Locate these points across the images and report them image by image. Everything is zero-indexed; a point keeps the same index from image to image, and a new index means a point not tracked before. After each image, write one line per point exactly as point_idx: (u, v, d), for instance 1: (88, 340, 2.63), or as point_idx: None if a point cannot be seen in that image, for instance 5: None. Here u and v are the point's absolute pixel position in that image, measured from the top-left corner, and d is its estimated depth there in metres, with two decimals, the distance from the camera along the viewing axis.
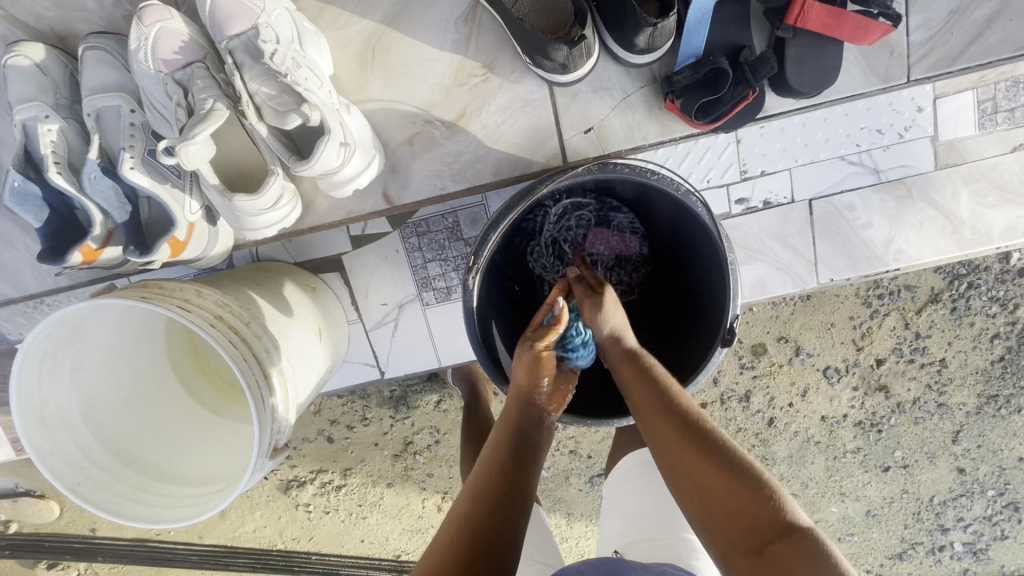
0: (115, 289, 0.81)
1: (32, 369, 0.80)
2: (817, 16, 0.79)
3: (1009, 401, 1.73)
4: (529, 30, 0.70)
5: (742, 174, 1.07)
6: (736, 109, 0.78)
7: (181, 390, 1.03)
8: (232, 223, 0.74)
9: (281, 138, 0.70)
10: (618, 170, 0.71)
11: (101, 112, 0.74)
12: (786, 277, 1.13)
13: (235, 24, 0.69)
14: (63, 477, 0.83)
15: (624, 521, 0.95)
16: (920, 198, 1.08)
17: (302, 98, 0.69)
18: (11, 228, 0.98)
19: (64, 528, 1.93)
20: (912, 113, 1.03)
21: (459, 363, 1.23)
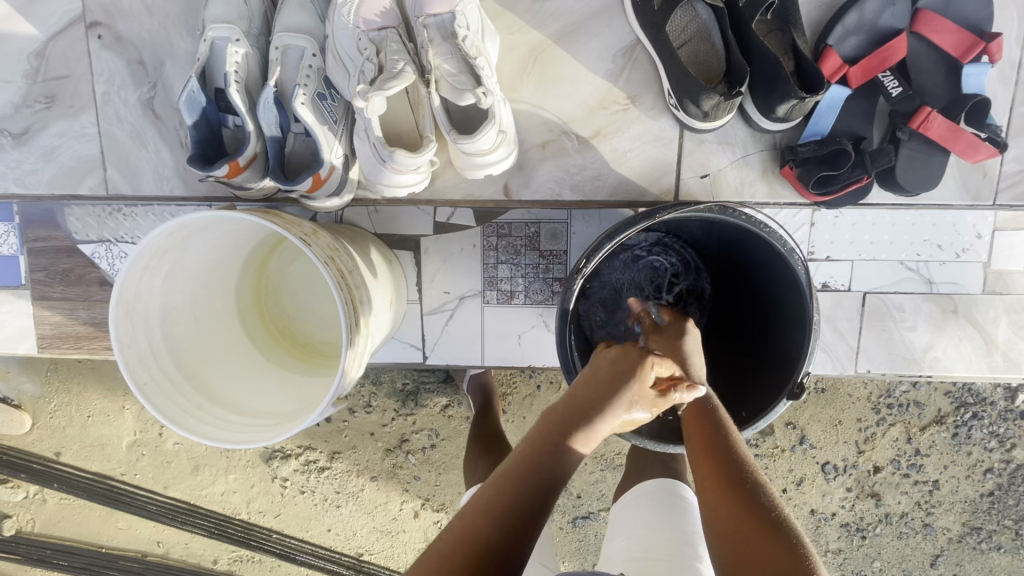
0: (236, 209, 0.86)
1: (140, 263, 0.83)
2: (936, 126, 0.91)
3: (990, 536, 1.78)
4: (690, 77, 0.80)
5: (809, 254, 1.15)
6: (850, 188, 0.87)
7: (239, 323, 1.05)
8: (370, 174, 0.81)
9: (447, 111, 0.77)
10: (735, 216, 0.78)
11: (287, 49, 0.81)
12: (827, 358, 1.19)
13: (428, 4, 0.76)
14: (136, 373, 0.84)
15: (631, 540, 0.94)
16: (963, 315, 1.16)
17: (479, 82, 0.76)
18: (148, 130, 1.03)
19: (30, 445, 1.87)
20: (972, 238, 1.13)
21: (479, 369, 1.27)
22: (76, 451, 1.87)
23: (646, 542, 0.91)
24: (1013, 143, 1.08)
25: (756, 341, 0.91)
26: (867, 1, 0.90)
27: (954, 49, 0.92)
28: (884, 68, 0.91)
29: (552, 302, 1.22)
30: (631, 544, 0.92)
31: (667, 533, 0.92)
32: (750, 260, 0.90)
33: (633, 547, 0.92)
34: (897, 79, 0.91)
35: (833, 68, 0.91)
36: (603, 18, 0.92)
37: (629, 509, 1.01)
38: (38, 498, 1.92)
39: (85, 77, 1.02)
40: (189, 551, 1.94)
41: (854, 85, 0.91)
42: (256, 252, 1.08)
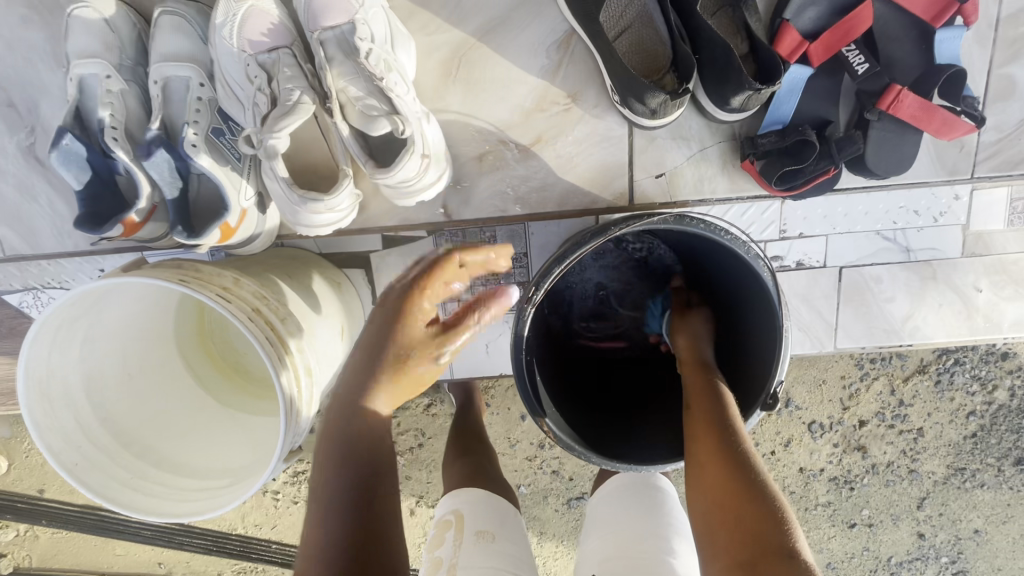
0: (143, 265, 0.77)
1: (45, 339, 0.75)
2: (908, 106, 0.82)
3: (974, 475, 1.81)
4: (628, 73, 0.71)
5: (782, 233, 1.09)
6: (815, 182, 0.79)
7: (183, 370, 0.98)
8: (287, 216, 0.72)
9: (359, 138, 0.68)
10: (693, 225, 0.70)
11: (168, 81, 0.70)
12: (805, 338, 1.15)
13: (323, 16, 0.68)
14: (64, 455, 0.78)
15: (603, 539, 0.90)
16: (942, 281, 1.11)
17: (392, 104, 0.67)
18: (39, 180, 0.92)
19: (10, 486, 1.83)
20: (949, 201, 1.07)
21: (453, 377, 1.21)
22: (60, 487, 1.84)
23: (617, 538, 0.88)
24: (991, 101, 1.00)
25: (730, 345, 0.85)
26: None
27: (924, 13, 0.83)
28: (847, 42, 0.81)
29: (517, 307, 1.15)
30: (605, 543, 0.89)
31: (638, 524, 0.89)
32: (718, 260, 0.84)
33: (605, 546, 0.88)
34: (863, 54, 0.83)
35: (792, 45, 0.81)
36: (532, 8, 0.82)
37: (604, 506, 0.97)
38: (29, 535, 1.90)
39: None
40: (191, 569, 1.94)
41: (817, 63, 0.82)
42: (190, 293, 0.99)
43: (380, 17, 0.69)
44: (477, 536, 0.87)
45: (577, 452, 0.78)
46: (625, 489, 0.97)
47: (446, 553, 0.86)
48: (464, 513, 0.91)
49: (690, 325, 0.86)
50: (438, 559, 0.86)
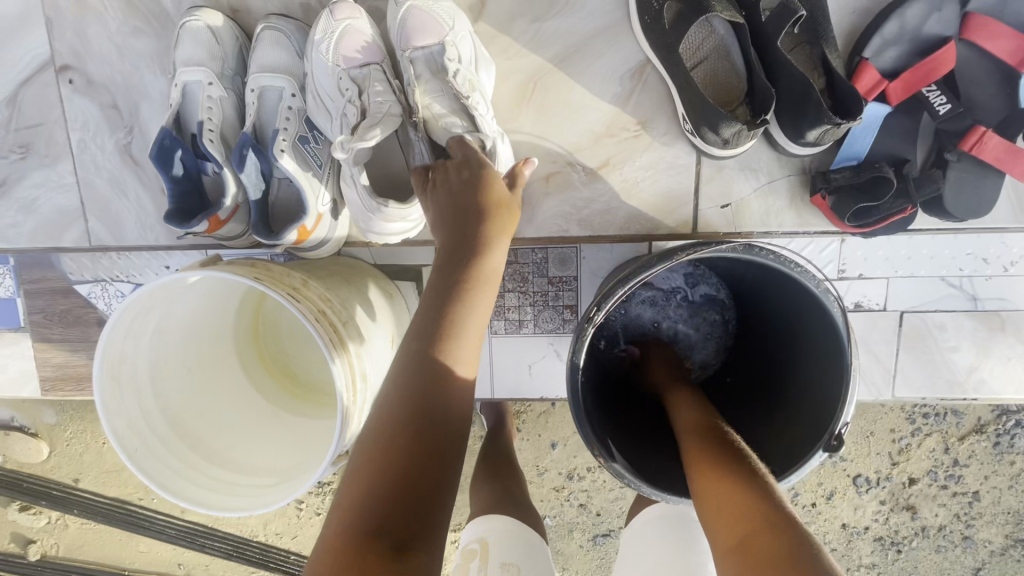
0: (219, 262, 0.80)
1: (123, 326, 0.78)
2: (992, 148, 0.82)
3: None
4: (706, 102, 0.72)
5: (840, 272, 1.07)
6: (895, 218, 0.77)
7: (238, 368, 1.00)
8: (359, 222, 0.74)
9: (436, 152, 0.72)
10: (762, 256, 0.70)
11: (264, 91, 0.75)
12: (862, 382, 1.11)
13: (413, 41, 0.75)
14: (127, 441, 0.80)
15: None
16: (1011, 333, 1.07)
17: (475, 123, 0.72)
18: (130, 177, 0.98)
19: (48, 473, 1.88)
20: (1022, 250, 1.03)
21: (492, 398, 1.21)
22: (94, 478, 1.88)
23: None
24: None
25: (787, 381, 0.83)
26: (909, 9, 0.82)
27: (1009, 57, 0.83)
28: (928, 83, 0.82)
29: (562, 330, 1.15)
30: None
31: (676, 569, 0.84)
32: (779, 293, 0.83)
33: None
34: (945, 95, 0.82)
35: (870, 83, 0.82)
36: (610, 37, 0.85)
37: (639, 545, 0.92)
38: (60, 523, 1.93)
39: (59, 123, 0.96)
40: (209, 573, 1.96)
41: (894, 102, 0.83)
42: (247, 295, 1.02)
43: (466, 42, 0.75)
44: (504, 567, 0.83)
45: (627, 480, 0.75)
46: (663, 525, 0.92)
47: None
48: (490, 542, 0.87)
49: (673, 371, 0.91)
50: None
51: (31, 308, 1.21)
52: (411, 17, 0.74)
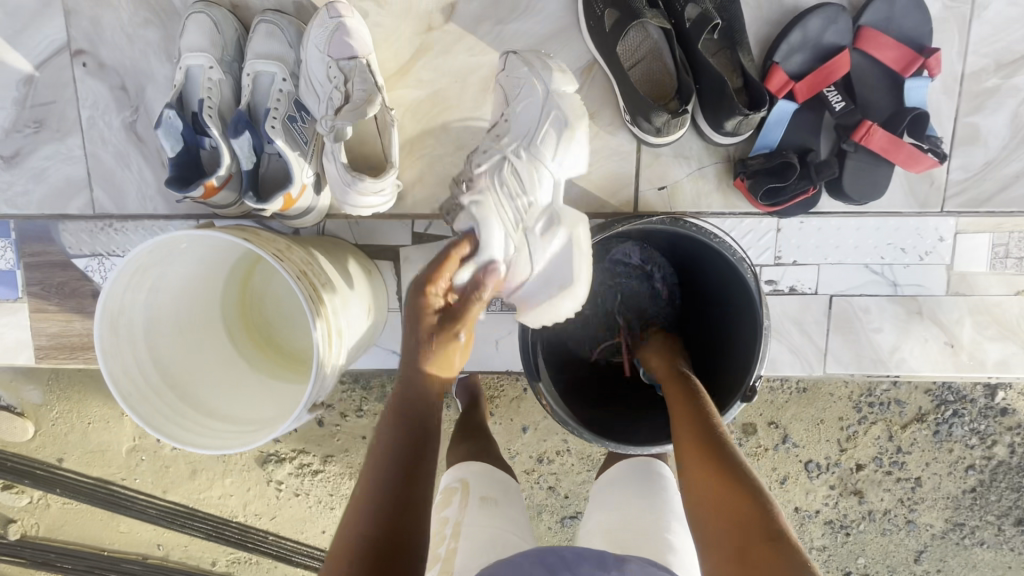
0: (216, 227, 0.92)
1: (123, 279, 0.87)
2: (878, 139, 0.94)
3: (973, 532, 1.80)
4: (639, 95, 0.84)
5: (776, 259, 1.18)
6: (799, 198, 0.88)
7: (224, 332, 1.09)
8: (337, 196, 0.83)
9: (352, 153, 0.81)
10: (687, 228, 0.81)
11: (258, 75, 0.85)
12: (796, 360, 1.22)
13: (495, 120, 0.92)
14: (122, 385, 0.89)
15: (608, 513, 0.94)
16: (927, 316, 1.19)
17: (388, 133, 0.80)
18: (133, 152, 1.07)
19: (33, 452, 1.94)
20: (934, 241, 1.16)
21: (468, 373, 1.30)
22: (78, 458, 1.94)
23: (624, 514, 0.92)
24: (956, 145, 1.11)
25: (717, 344, 0.94)
26: (810, 20, 0.94)
27: (895, 64, 0.96)
28: (828, 84, 0.95)
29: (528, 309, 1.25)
30: (613, 521, 0.92)
31: (644, 506, 0.93)
32: (709, 266, 0.93)
33: (610, 521, 0.92)
34: (841, 94, 0.95)
35: (779, 84, 0.94)
36: (563, 39, 0.97)
37: (608, 487, 1.00)
38: (41, 502, 1.98)
39: (70, 101, 1.06)
40: (188, 554, 2.03)
41: (801, 100, 0.95)
42: (238, 266, 1.11)
43: (528, 112, 0.89)
44: (481, 501, 0.94)
45: (570, 427, 0.86)
46: (633, 469, 1.00)
47: (452, 513, 0.93)
48: (470, 480, 0.98)
49: (666, 350, 0.95)
50: (444, 518, 0.92)
51: (29, 280, 1.29)
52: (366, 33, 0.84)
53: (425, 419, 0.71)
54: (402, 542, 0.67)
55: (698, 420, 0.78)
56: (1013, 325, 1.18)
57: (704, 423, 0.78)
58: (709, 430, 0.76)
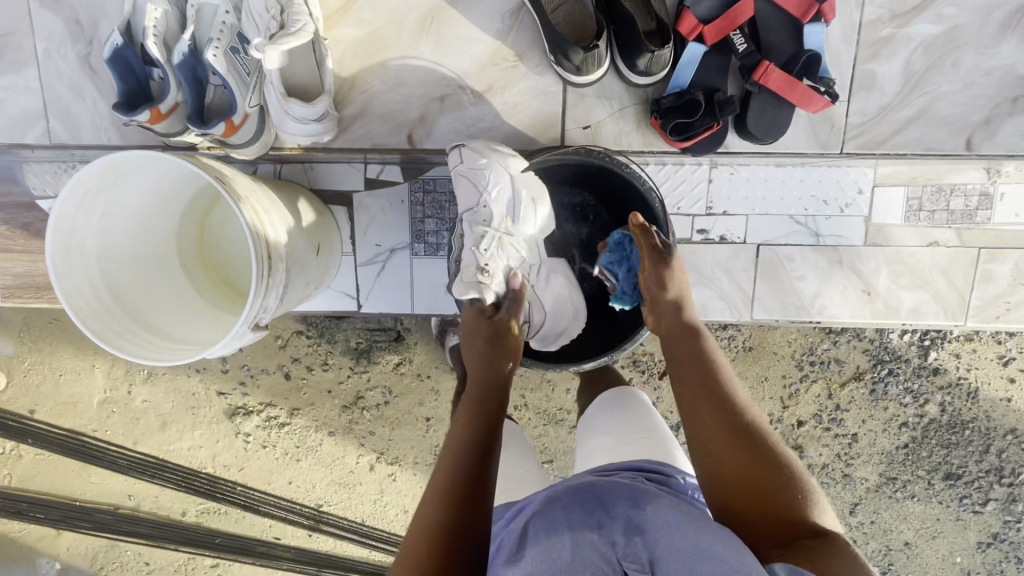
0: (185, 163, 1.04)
1: (74, 200, 0.92)
2: (775, 78, 1.00)
3: (905, 486, 1.90)
4: (557, 34, 0.92)
5: (708, 209, 1.25)
6: (704, 132, 0.99)
7: (179, 266, 1.14)
8: (276, 121, 0.91)
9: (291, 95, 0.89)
10: (600, 158, 0.96)
11: (201, 7, 0.90)
12: (725, 305, 1.30)
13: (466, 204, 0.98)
14: (72, 302, 0.94)
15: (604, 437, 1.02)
16: (847, 265, 1.27)
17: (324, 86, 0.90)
18: (88, 84, 1.09)
19: (6, 403, 2.00)
20: (854, 194, 1.23)
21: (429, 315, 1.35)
22: (50, 408, 2.00)
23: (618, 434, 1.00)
24: (854, 89, 1.18)
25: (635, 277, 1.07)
26: None
27: (794, 10, 1.02)
28: (733, 27, 1.01)
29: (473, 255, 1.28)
30: (610, 441, 1.00)
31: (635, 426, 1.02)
32: (628, 203, 1.03)
33: (608, 442, 1.00)
34: (746, 37, 1.01)
35: (690, 27, 1.01)
36: None
37: (593, 419, 1.08)
38: (15, 453, 2.04)
39: (27, 34, 1.07)
40: (158, 504, 2.07)
41: (709, 43, 1.02)
42: (193, 203, 1.16)
43: (505, 193, 0.96)
44: None
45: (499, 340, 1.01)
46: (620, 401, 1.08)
47: None
48: None
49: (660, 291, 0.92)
50: None
51: None
52: None
53: (493, 411, 0.83)
54: (466, 533, 0.72)
55: (721, 417, 0.80)
56: (925, 274, 1.26)
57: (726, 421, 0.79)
58: (735, 426, 0.78)
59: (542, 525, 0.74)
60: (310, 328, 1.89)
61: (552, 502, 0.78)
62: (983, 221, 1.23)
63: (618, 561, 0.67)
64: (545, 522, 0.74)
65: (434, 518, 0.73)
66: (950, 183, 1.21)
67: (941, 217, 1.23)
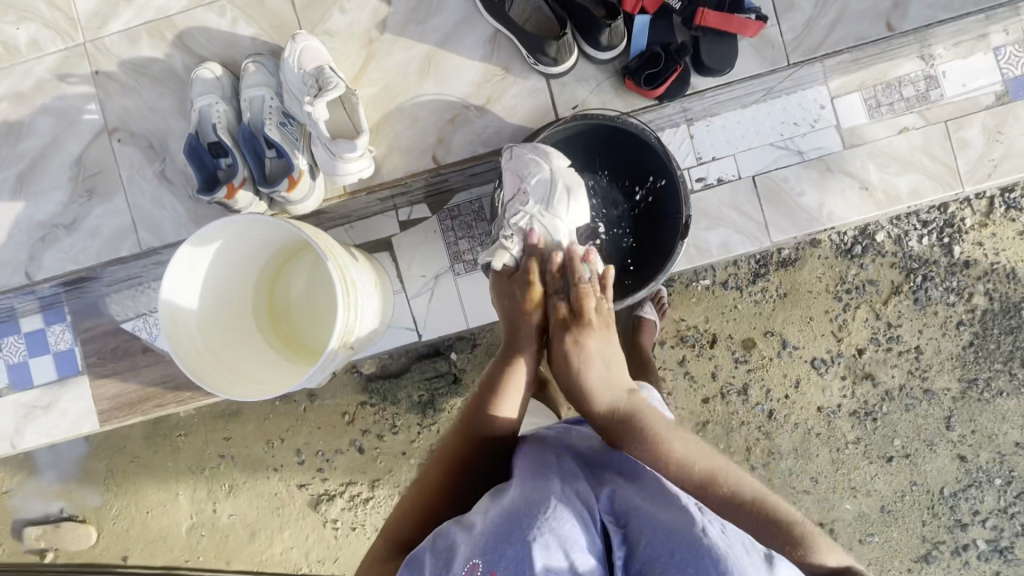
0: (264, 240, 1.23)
1: (176, 279, 1.08)
2: (711, 16, 1.16)
3: (989, 384, 1.87)
4: (532, 39, 1.12)
5: (698, 159, 1.41)
6: (669, 77, 1.16)
7: (259, 332, 1.29)
8: (329, 168, 1.10)
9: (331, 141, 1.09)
10: (595, 117, 1.12)
11: (252, 100, 1.13)
12: (744, 237, 1.41)
13: (511, 190, 1.12)
14: (187, 363, 1.09)
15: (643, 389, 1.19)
16: (838, 170, 1.40)
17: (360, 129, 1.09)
18: (164, 192, 1.25)
19: (101, 554, 2.04)
20: (817, 109, 1.39)
21: (484, 324, 1.46)
22: (143, 548, 2.04)
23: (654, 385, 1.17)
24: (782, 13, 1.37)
25: (659, 214, 1.19)
26: None
27: None
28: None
29: None
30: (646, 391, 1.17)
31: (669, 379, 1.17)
32: (630, 154, 1.19)
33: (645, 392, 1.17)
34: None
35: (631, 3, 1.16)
36: (468, 23, 1.20)
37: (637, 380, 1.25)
38: None
39: (113, 167, 1.25)
40: None
41: (652, 10, 1.17)
42: (265, 275, 1.32)
43: (543, 183, 1.10)
44: None
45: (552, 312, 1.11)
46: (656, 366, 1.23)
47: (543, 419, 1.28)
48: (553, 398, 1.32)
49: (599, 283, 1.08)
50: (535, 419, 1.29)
51: (86, 352, 1.54)
52: (314, 50, 1.11)
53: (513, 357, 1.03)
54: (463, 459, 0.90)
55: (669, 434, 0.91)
56: (910, 157, 1.39)
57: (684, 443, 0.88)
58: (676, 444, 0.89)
59: (534, 468, 0.83)
60: (372, 396, 1.92)
61: (548, 455, 0.87)
62: (938, 98, 1.38)
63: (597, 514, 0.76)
64: (537, 467, 0.83)
65: (450, 449, 0.92)
66: (896, 77, 1.38)
67: (901, 105, 1.38)
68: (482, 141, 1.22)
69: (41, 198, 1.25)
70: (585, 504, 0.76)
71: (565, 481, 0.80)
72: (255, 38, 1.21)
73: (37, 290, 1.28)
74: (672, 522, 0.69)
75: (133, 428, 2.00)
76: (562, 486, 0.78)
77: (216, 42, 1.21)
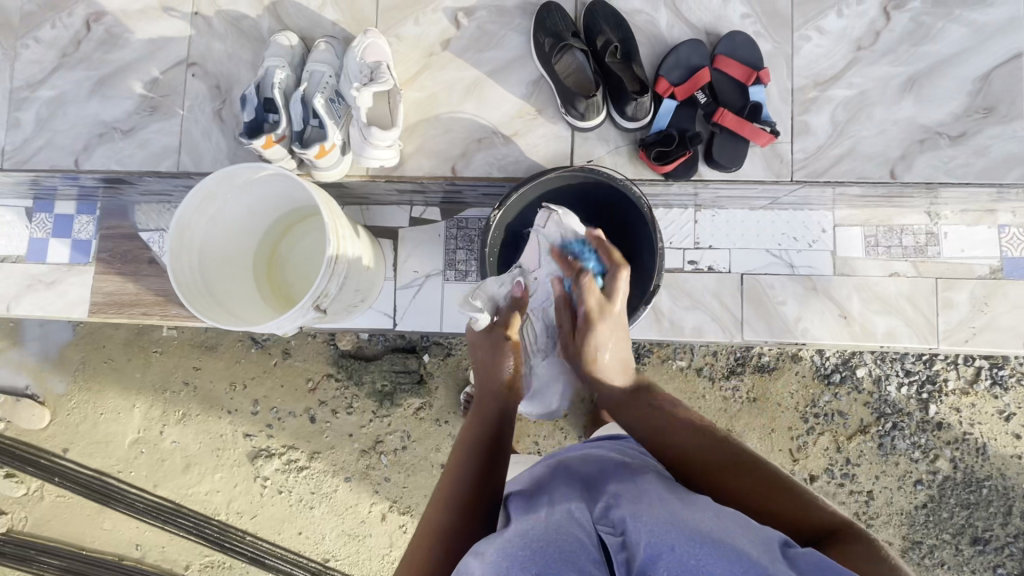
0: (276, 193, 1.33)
1: (194, 204, 1.18)
2: (729, 118, 1.28)
3: (932, 552, 1.78)
4: (568, 92, 1.26)
5: (696, 244, 1.49)
6: (677, 156, 1.26)
7: (252, 275, 1.39)
8: (359, 149, 1.22)
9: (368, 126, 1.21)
10: (596, 172, 1.21)
11: (312, 72, 1.27)
12: (717, 327, 1.47)
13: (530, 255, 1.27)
14: (180, 280, 1.18)
15: None
16: (822, 292, 1.45)
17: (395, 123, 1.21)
18: (215, 128, 1.39)
19: (42, 441, 2.07)
20: (818, 232, 1.46)
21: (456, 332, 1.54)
22: (83, 447, 2.06)
23: None
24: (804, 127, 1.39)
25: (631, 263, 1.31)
26: (682, 47, 1.33)
27: (740, 77, 1.31)
28: (697, 88, 1.31)
29: None
30: None
31: None
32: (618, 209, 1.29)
33: None
34: (705, 94, 1.33)
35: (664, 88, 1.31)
36: (520, 63, 1.33)
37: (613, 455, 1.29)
38: (36, 495, 2.07)
39: (179, 95, 1.40)
40: (163, 555, 2.04)
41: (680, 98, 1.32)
42: (274, 228, 1.43)
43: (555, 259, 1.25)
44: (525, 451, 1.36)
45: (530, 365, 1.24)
46: None
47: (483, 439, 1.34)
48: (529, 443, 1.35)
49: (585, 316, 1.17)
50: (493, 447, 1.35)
51: (102, 246, 1.67)
52: (377, 47, 1.25)
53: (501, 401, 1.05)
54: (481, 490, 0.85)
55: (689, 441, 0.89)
56: (893, 302, 1.44)
57: (706, 441, 0.88)
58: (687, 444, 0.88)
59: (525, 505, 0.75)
60: (339, 371, 1.98)
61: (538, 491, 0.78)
62: (933, 255, 1.44)
63: (593, 523, 0.66)
64: (529, 504, 0.75)
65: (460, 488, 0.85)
66: (899, 224, 1.45)
67: (896, 251, 1.44)
68: (500, 166, 1.34)
69: (113, 101, 1.41)
70: (580, 516, 0.67)
71: (556, 502, 0.72)
72: (335, 23, 1.36)
73: (79, 177, 1.42)
74: (676, 525, 0.61)
75: (117, 331, 2.07)
76: (551, 509, 0.70)
77: (303, 18, 1.37)
